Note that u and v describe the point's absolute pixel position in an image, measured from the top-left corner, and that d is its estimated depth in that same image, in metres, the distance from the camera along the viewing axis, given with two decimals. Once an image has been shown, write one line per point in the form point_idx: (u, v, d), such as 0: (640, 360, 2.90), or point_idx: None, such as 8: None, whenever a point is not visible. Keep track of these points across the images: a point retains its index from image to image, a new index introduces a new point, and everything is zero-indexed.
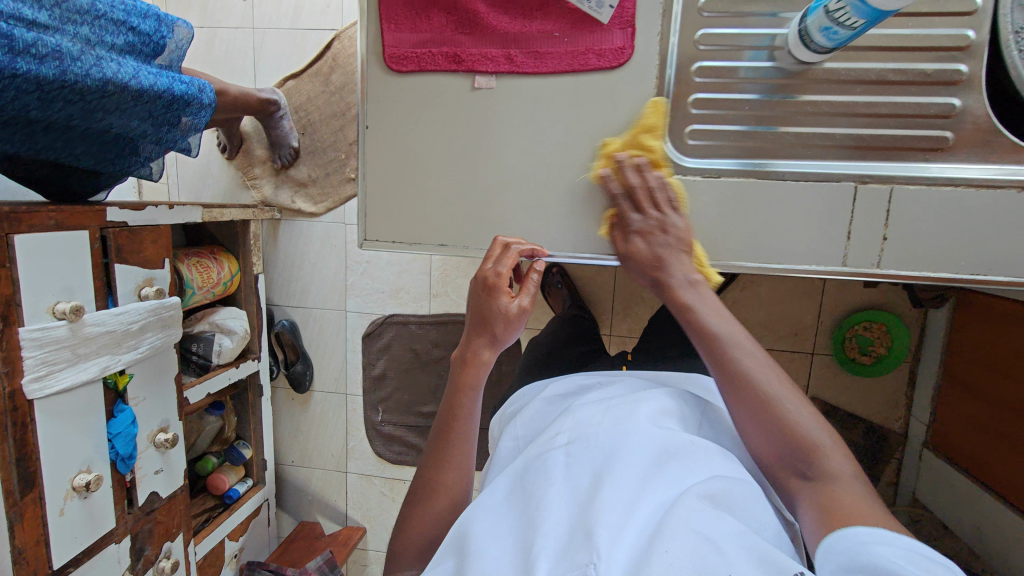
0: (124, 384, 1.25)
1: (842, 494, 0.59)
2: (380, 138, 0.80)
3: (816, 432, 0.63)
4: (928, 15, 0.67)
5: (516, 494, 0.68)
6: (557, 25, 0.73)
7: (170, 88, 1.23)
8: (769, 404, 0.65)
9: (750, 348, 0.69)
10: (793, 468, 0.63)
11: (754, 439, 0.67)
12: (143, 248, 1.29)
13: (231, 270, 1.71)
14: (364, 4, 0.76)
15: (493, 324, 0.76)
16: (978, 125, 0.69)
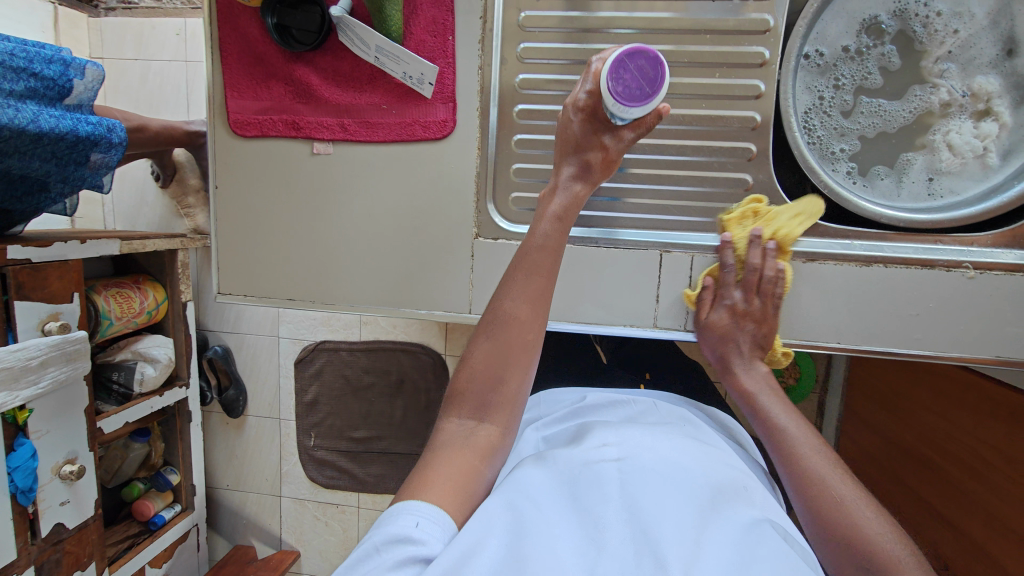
0: (24, 418, 1.26)
1: (867, 528, 0.55)
2: (230, 197, 0.84)
3: (893, 542, 0.54)
4: (717, 100, 0.73)
5: (560, 510, 0.52)
6: (384, 98, 0.77)
7: (73, 128, 1.01)
8: (835, 501, 0.58)
9: (819, 459, 0.62)
10: (856, 565, 0.54)
11: (812, 504, 0.59)
12: (49, 283, 1.31)
13: (156, 299, 1.69)
14: (209, 73, 0.80)
15: (584, 154, 0.68)
16: (769, 199, 0.75)
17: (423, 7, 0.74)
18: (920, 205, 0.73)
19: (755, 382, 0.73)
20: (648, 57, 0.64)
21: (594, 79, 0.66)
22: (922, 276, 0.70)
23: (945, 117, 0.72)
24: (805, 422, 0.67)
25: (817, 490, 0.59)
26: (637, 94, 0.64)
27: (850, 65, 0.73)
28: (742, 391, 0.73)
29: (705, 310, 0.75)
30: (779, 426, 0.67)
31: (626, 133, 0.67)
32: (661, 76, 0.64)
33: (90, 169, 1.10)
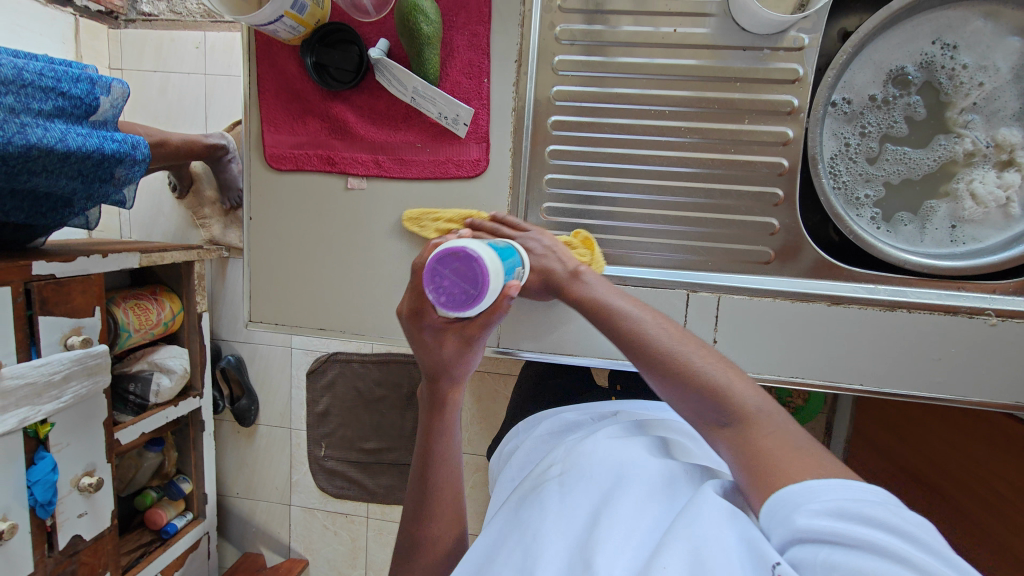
0: (45, 432, 1.23)
1: (762, 441, 0.49)
2: (263, 229, 0.86)
3: (731, 377, 0.53)
4: (748, 145, 0.75)
5: (514, 530, 0.53)
6: (419, 137, 0.79)
7: (99, 146, 0.93)
8: (674, 363, 0.55)
9: (685, 345, 0.57)
10: (708, 414, 0.52)
11: (676, 401, 0.55)
12: (71, 297, 1.26)
13: (172, 310, 1.70)
14: (246, 108, 0.82)
15: (443, 370, 0.63)
16: (797, 241, 0.76)
17: (459, 49, 0.76)
18: (943, 251, 0.75)
19: (621, 294, 0.65)
20: (460, 253, 0.49)
21: (417, 274, 0.57)
22: (945, 322, 0.71)
23: (969, 166, 0.73)
24: (662, 314, 0.61)
25: (669, 378, 0.55)
26: (466, 300, 0.50)
27: (876, 114, 0.74)
28: (587, 297, 0.65)
29: (559, 264, 0.68)
30: (629, 321, 0.60)
31: (475, 328, 0.58)
32: (481, 275, 0.49)
33: (114, 184, 1.02)
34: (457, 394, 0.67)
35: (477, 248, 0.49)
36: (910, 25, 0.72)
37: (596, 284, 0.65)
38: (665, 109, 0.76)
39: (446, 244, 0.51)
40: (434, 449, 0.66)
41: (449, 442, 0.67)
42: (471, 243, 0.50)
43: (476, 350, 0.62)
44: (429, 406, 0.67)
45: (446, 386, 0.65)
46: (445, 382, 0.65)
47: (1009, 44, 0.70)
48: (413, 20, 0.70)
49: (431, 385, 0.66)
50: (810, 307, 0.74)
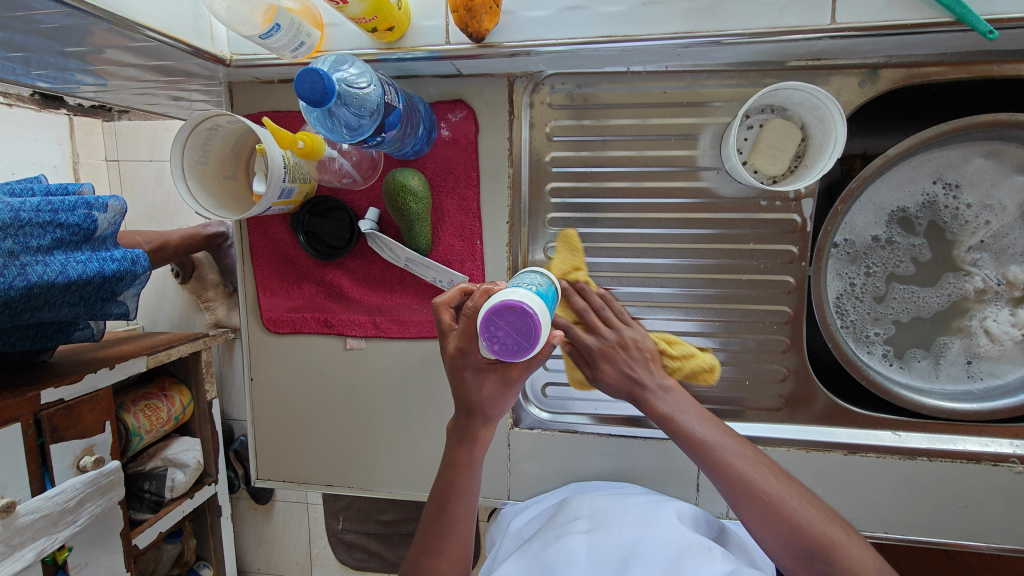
0: (63, 559, 0.85)
1: (831, 535, 0.53)
2: (264, 389, 0.85)
3: (805, 509, 0.54)
4: (751, 294, 0.74)
5: None
6: (414, 298, 0.78)
7: (101, 271, 0.66)
8: (763, 501, 0.55)
9: (718, 429, 0.62)
10: (811, 566, 0.53)
11: (730, 470, 0.58)
12: (82, 419, 0.86)
13: (184, 402, 1.11)
14: (241, 274, 0.82)
15: (479, 411, 0.56)
16: (808, 387, 0.74)
17: (450, 213, 0.75)
18: (959, 389, 0.73)
19: (688, 407, 0.64)
20: (517, 308, 0.45)
21: (469, 317, 0.52)
22: (968, 470, 0.69)
23: (981, 303, 0.71)
24: (726, 427, 0.62)
25: (754, 520, 0.55)
26: (513, 350, 0.46)
27: (881, 254, 0.72)
28: (613, 341, 0.69)
29: (649, 373, 0.67)
30: (727, 465, 0.58)
31: (517, 371, 0.53)
32: (537, 331, 0.46)
33: (117, 302, 0.73)
34: (489, 433, 0.59)
35: (534, 302, 0.46)
36: (908, 166, 0.70)
37: (661, 399, 0.65)
38: (664, 261, 0.75)
39: (501, 293, 0.47)
40: (456, 488, 0.60)
41: (468, 491, 0.60)
42: (527, 298, 0.46)
43: (515, 394, 0.56)
44: (455, 442, 0.60)
45: (480, 426, 0.58)
46: (480, 421, 0.57)
47: (1014, 182, 0.69)
48: (401, 199, 0.70)
49: (462, 420, 0.58)
50: (825, 457, 0.72)
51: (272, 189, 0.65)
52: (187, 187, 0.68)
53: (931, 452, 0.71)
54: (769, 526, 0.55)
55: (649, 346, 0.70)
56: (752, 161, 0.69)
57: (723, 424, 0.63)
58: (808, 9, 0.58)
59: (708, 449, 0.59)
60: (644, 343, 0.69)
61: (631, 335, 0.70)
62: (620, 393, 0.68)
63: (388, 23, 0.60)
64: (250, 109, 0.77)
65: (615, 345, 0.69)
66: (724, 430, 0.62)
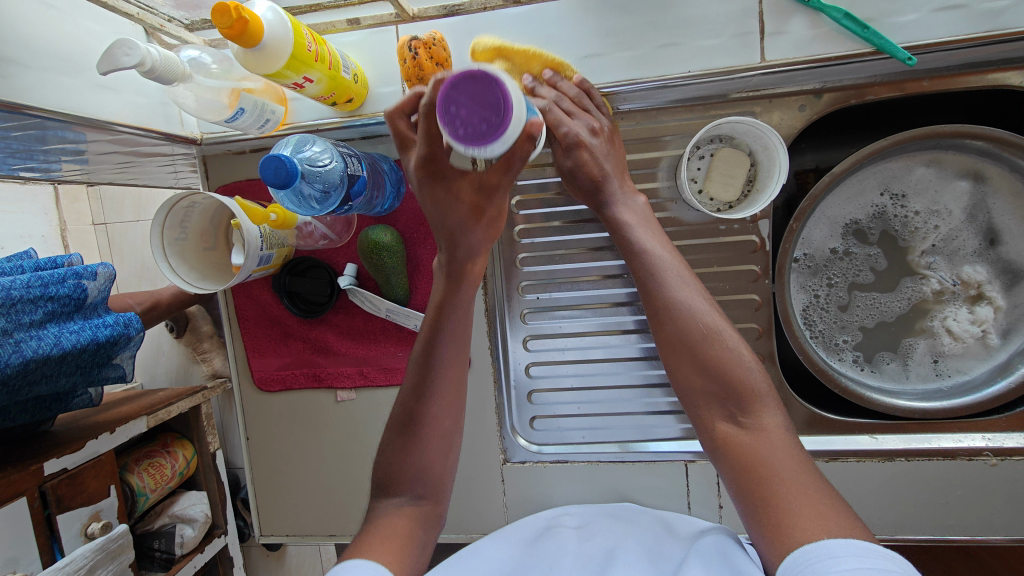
0: None
1: (765, 450, 0.51)
2: (261, 446, 0.87)
3: (755, 374, 0.55)
4: (720, 314, 0.76)
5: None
6: (399, 346, 0.81)
7: (95, 339, 0.66)
8: (704, 335, 0.56)
9: (691, 288, 0.58)
10: (721, 404, 0.55)
11: (683, 374, 0.57)
12: (85, 487, 0.80)
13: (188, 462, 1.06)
14: (230, 339, 0.84)
15: (458, 235, 0.59)
16: (784, 398, 0.76)
17: (425, 263, 0.78)
18: (929, 387, 0.75)
19: (636, 215, 0.62)
20: (478, 73, 0.38)
21: (428, 119, 0.48)
22: (945, 466, 0.71)
23: (941, 304, 0.74)
24: (676, 249, 0.60)
25: (680, 360, 0.57)
26: (484, 132, 0.39)
27: (840, 265, 0.76)
28: (614, 219, 0.62)
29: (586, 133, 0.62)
30: (676, 319, 0.57)
31: (495, 176, 0.55)
32: (505, 100, 0.39)
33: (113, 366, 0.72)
34: (473, 269, 0.63)
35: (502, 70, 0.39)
36: (856, 180, 0.74)
37: (621, 205, 0.62)
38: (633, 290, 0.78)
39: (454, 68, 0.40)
40: (443, 344, 0.61)
41: (456, 332, 0.62)
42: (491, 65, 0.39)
43: (494, 208, 0.60)
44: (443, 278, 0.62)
45: (465, 258, 0.61)
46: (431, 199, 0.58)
47: (957, 186, 0.72)
48: (377, 255, 0.73)
49: (447, 255, 0.61)
50: None
51: (251, 259, 0.67)
52: (169, 265, 0.71)
53: (909, 451, 0.72)
54: (694, 389, 0.57)
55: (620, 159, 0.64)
56: (706, 189, 0.72)
57: (677, 250, 0.61)
58: (739, 50, 0.62)
59: (648, 286, 0.58)
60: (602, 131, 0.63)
61: (579, 126, 0.61)
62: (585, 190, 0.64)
63: (347, 96, 0.64)
64: (225, 180, 0.81)
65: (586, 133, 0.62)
66: (707, 304, 0.58)
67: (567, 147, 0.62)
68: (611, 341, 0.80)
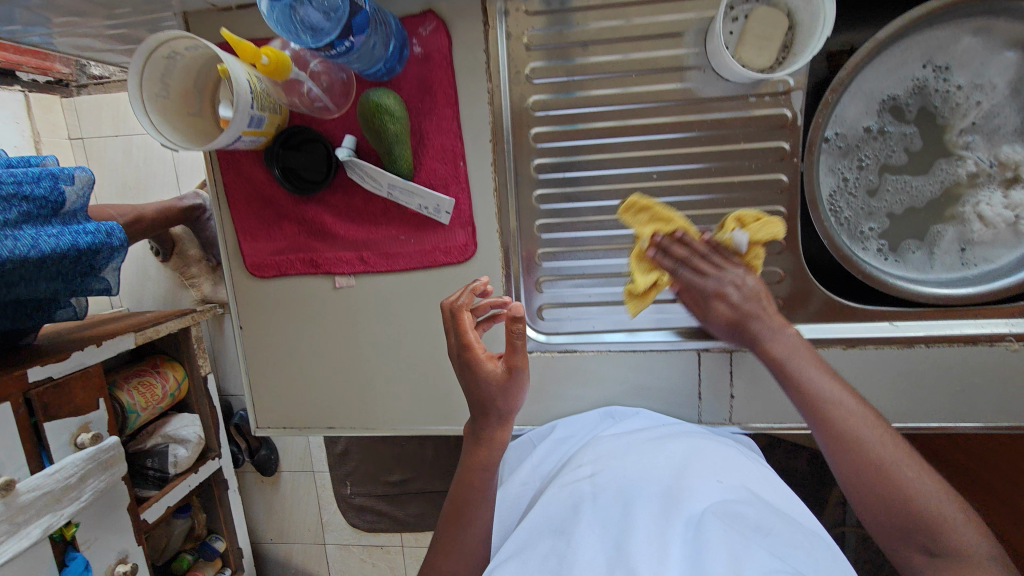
0: (72, 534, 0.98)
1: (962, 538, 0.54)
2: (255, 336, 0.83)
3: (887, 450, 0.59)
4: (741, 194, 0.72)
5: (548, 522, 0.63)
6: (402, 229, 0.76)
7: (75, 244, 0.66)
8: (879, 470, 0.58)
9: (848, 403, 0.61)
10: (911, 541, 0.56)
11: (851, 483, 0.60)
12: (73, 396, 0.96)
13: (178, 379, 1.27)
14: (220, 220, 0.79)
15: (491, 405, 0.60)
16: (805, 286, 0.73)
17: (431, 135, 0.72)
18: (953, 277, 0.73)
19: (787, 347, 0.65)
20: None
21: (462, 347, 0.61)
22: (966, 353, 0.70)
23: (974, 188, 0.70)
24: (829, 367, 0.64)
25: (844, 455, 0.60)
26: None
27: (873, 146, 0.71)
28: (770, 357, 0.66)
29: (735, 292, 0.68)
30: (841, 429, 0.61)
31: (518, 359, 0.58)
32: None
33: (99, 277, 0.74)
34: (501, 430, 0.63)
35: None
36: (898, 51, 0.68)
37: (773, 339, 0.66)
38: (655, 168, 0.73)
39: None
40: (480, 457, 0.64)
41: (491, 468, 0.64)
42: None
43: (521, 384, 0.60)
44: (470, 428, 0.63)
45: (495, 424, 0.62)
46: (495, 420, 0.62)
47: (1005, 58, 0.67)
48: (378, 120, 0.67)
49: (478, 420, 0.62)
50: (826, 352, 0.72)
51: (240, 114, 0.62)
52: (150, 121, 0.65)
53: (929, 339, 0.70)
54: (853, 480, 0.60)
55: (761, 287, 0.69)
56: (738, 54, 0.66)
57: (809, 343, 0.67)
58: None
59: (829, 413, 0.61)
60: (750, 286, 0.68)
61: (730, 291, 0.68)
62: (729, 330, 0.70)
63: None
64: (208, 40, 0.73)
65: (729, 285, 0.68)
66: (869, 424, 0.61)
67: (707, 272, 0.69)
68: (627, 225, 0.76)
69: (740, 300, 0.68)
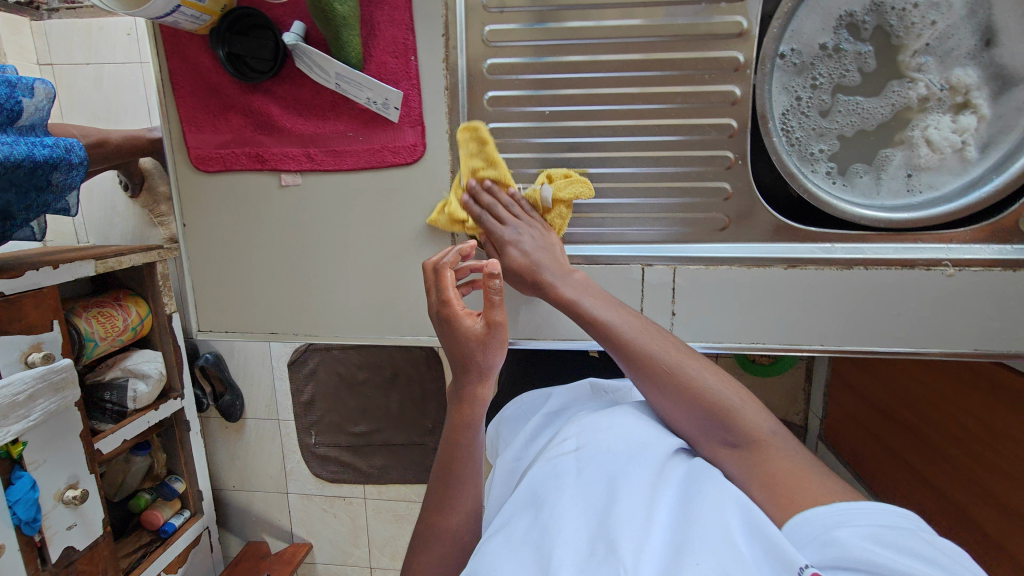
0: (19, 453, 1.00)
1: (772, 459, 0.53)
2: (199, 234, 0.82)
3: (725, 390, 0.57)
4: (691, 106, 0.71)
5: (521, 498, 0.55)
6: (350, 126, 0.74)
7: (29, 148, 0.77)
8: (684, 385, 0.58)
9: (656, 342, 0.62)
10: (716, 435, 0.56)
11: (683, 423, 0.58)
12: (26, 314, 0.99)
13: (140, 313, 1.34)
14: (164, 108, 0.77)
15: (472, 362, 0.60)
16: (751, 205, 0.73)
17: (382, 27, 0.70)
18: (900, 202, 0.73)
19: (599, 297, 0.68)
20: None
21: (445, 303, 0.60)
22: (902, 276, 0.70)
23: (924, 112, 0.70)
24: (630, 308, 0.67)
25: (647, 368, 0.61)
26: None
27: (827, 64, 0.71)
28: (561, 298, 0.68)
29: (548, 262, 0.71)
30: (646, 353, 0.61)
31: (498, 316, 0.58)
32: None
33: (53, 193, 0.84)
34: (485, 387, 0.64)
35: None
36: None
37: (573, 288, 0.69)
38: (609, 74, 0.71)
39: None
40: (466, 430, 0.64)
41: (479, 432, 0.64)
42: None
43: (499, 341, 0.60)
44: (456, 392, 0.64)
45: (476, 382, 0.63)
46: (474, 375, 0.62)
47: None
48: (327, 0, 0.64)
49: (459, 378, 0.63)
50: (766, 271, 0.73)
51: None
52: None
53: (869, 262, 0.71)
54: (678, 405, 0.58)
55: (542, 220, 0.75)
56: None
57: (638, 314, 0.66)
58: None
59: (622, 334, 0.63)
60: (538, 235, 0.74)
61: (521, 239, 0.72)
62: (525, 280, 0.72)
63: None
64: None
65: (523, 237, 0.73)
66: (691, 363, 0.60)
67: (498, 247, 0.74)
68: (579, 134, 0.73)
69: (524, 259, 0.72)
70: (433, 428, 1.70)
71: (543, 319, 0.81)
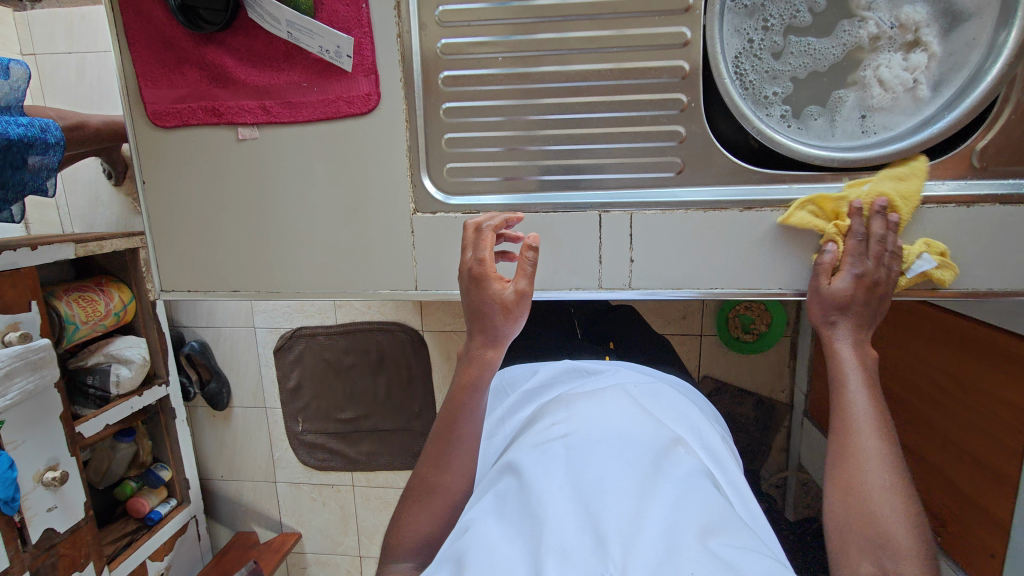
0: None
1: None
2: (160, 192, 0.82)
3: (901, 522, 0.58)
4: (641, 49, 0.71)
5: (517, 494, 0.62)
6: (304, 77, 0.74)
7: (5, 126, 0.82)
8: (861, 477, 0.61)
9: (873, 432, 0.64)
10: (871, 552, 0.57)
11: (834, 515, 0.62)
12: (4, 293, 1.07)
13: (124, 299, 1.38)
14: (120, 64, 0.77)
15: (489, 324, 0.67)
16: (705, 149, 0.73)
17: None
18: (854, 144, 0.73)
19: (857, 359, 0.70)
20: None
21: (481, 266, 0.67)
22: (856, 215, 0.70)
23: (876, 51, 0.70)
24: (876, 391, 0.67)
25: (846, 463, 0.63)
26: None
27: (778, 4, 0.71)
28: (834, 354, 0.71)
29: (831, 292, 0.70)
30: (858, 447, 0.63)
31: (524, 283, 0.66)
32: None
33: (30, 172, 0.88)
34: (494, 353, 0.69)
35: None
36: None
37: (850, 343, 0.71)
38: (559, 19, 0.70)
39: None
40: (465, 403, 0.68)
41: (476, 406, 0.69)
42: None
43: (524, 309, 0.67)
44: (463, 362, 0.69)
45: (483, 345, 0.68)
46: (487, 340, 0.68)
47: None
48: None
49: (471, 335, 0.69)
50: (722, 214, 0.73)
51: None
52: None
53: (823, 202, 0.71)
54: (846, 505, 0.61)
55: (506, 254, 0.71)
56: None
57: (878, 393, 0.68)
58: None
59: (850, 418, 0.65)
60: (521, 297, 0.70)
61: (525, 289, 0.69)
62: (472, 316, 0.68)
63: None
64: None
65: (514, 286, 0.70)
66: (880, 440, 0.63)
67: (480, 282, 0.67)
68: (532, 82, 0.73)
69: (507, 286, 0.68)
70: (418, 411, 1.68)
71: (503, 271, 0.81)
